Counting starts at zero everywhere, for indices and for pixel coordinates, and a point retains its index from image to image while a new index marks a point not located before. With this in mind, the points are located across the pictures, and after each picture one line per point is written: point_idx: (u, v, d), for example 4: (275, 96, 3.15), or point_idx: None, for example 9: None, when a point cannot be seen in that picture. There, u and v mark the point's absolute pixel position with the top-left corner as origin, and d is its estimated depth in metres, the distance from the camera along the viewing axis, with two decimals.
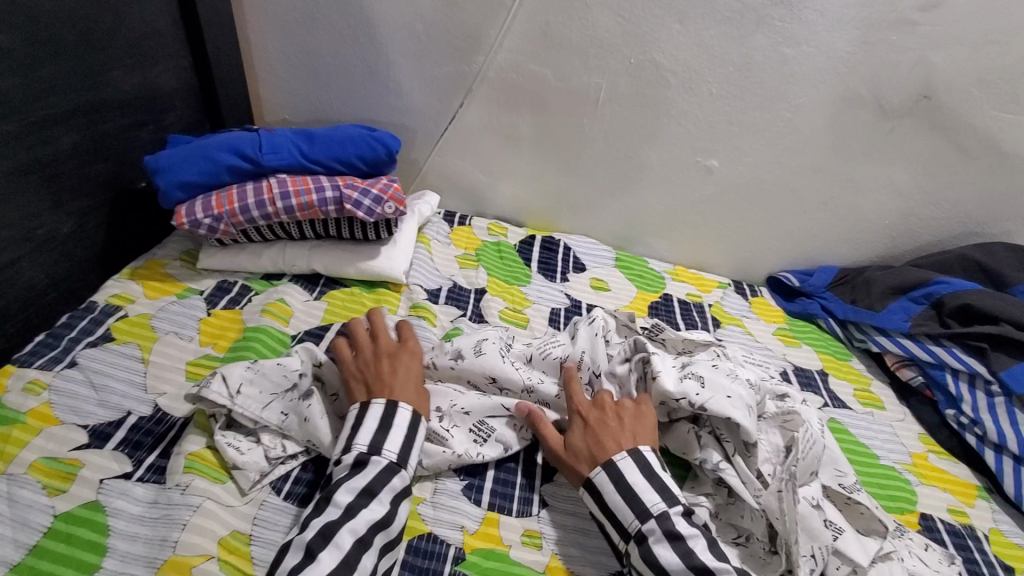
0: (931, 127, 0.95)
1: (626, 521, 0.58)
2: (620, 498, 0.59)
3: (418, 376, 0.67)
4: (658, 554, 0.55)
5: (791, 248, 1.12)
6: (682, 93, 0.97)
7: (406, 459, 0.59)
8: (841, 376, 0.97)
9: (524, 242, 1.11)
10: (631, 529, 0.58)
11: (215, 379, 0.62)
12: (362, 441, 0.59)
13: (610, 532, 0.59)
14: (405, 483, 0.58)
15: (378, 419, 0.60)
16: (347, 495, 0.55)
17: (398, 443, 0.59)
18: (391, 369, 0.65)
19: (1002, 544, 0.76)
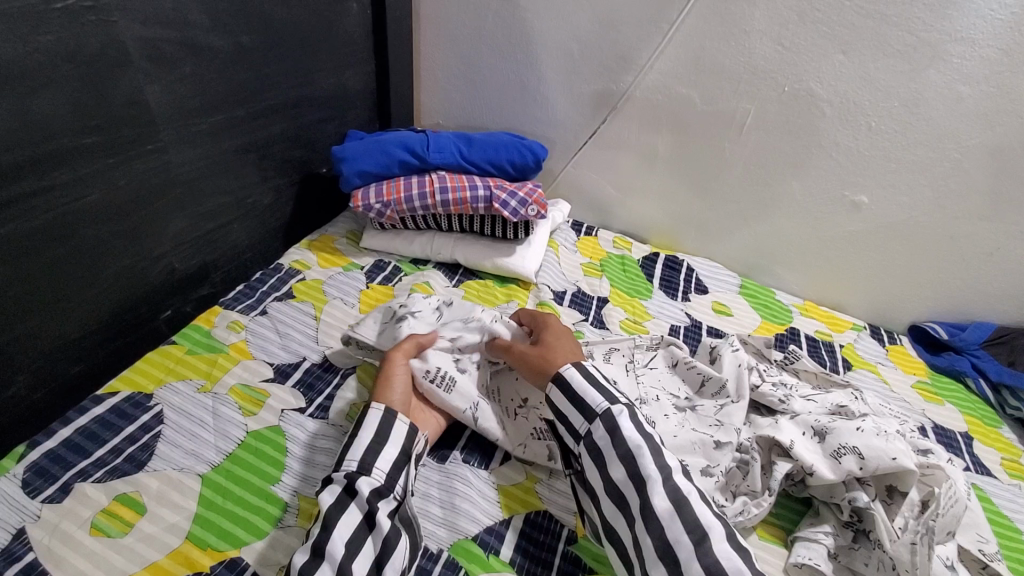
0: None
1: (594, 402, 0.61)
2: (587, 383, 0.63)
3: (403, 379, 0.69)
4: (624, 425, 0.59)
5: (941, 298, 1.04)
6: (838, 124, 0.94)
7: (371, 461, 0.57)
8: (988, 443, 0.87)
9: (647, 258, 1.14)
10: (597, 409, 0.60)
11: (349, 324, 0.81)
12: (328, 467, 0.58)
13: (573, 420, 0.62)
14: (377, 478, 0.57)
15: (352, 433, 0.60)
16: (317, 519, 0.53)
17: (360, 447, 0.58)
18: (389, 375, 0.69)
19: None
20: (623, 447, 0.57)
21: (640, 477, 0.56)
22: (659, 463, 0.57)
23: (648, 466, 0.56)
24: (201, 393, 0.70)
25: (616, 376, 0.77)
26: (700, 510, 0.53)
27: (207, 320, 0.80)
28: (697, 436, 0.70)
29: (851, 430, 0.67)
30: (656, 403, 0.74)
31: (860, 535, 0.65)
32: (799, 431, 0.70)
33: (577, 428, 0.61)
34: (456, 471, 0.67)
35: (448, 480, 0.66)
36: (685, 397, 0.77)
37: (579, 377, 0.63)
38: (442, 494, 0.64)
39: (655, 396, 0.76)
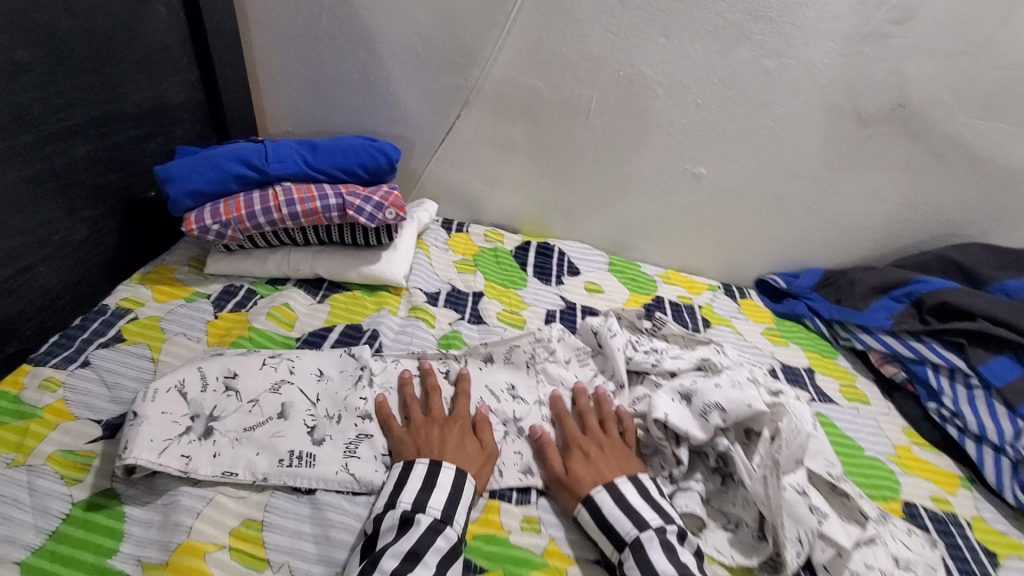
0: (909, 134, 0.97)
1: (625, 530, 0.60)
2: (642, 499, 0.63)
3: (470, 442, 0.68)
4: (655, 559, 0.57)
5: (778, 251, 1.15)
6: (669, 103, 1.01)
7: (452, 517, 0.59)
8: (828, 373, 0.98)
9: (520, 247, 1.15)
10: (651, 523, 0.60)
11: (149, 388, 0.65)
12: (406, 500, 0.60)
13: (621, 523, 0.60)
14: (451, 543, 0.57)
15: (422, 478, 0.61)
16: (392, 559, 0.54)
17: (443, 501, 0.60)
18: (450, 435, 0.67)
19: (983, 531, 0.75)
20: None
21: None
22: None
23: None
24: (10, 468, 0.59)
25: (515, 380, 0.80)
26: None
27: (14, 382, 0.68)
28: None
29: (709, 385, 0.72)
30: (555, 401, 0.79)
31: (727, 478, 0.70)
32: (668, 397, 0.73)
33: (624, 534, 0.60)
34: (329, 500, 0.62)
35: (321, 512, 0.61)
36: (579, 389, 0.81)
37: (612, 504, 0.62)
38: (315, 527, 0.60)
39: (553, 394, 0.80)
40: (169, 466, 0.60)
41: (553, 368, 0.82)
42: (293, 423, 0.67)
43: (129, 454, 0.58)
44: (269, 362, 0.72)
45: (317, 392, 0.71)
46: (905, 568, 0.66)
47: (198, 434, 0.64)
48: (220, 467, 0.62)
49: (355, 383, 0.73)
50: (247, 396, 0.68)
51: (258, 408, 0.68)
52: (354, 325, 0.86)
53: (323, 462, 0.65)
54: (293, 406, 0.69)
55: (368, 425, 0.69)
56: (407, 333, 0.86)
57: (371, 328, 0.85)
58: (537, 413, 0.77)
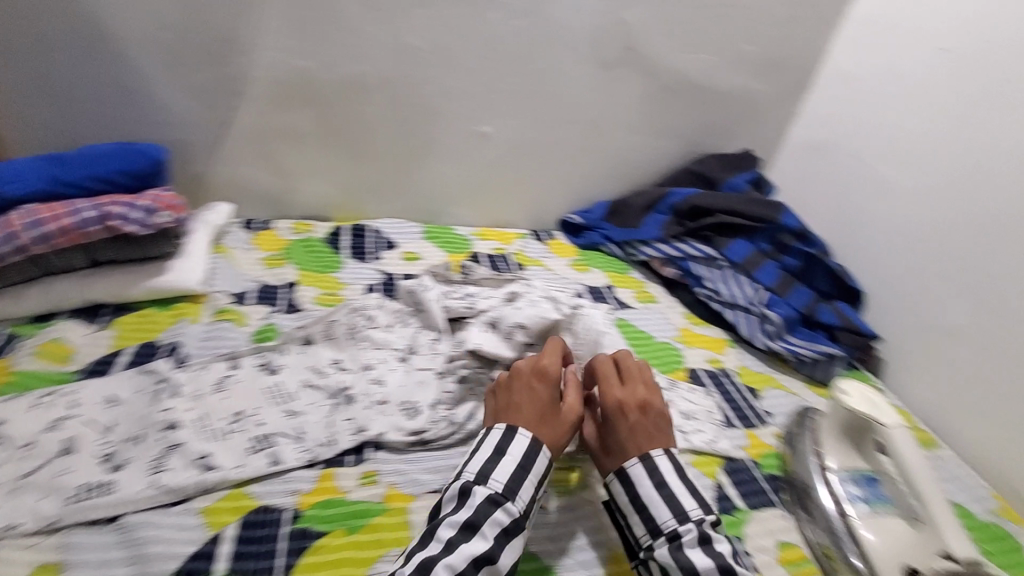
0: (645, 73, 1.14)
1: (663, 520, 0.58)
2: (682, 489, 0.60)
3: (534, 409, 0.65)
4: (694, 557, 0.55)
5: (571, 192, 1.28)
6: (442, 69, 1.07)
7: (514, 493, 0.58)
8: (623, 285, 1.13)
9: (332, 233, 1.14)
10: (690, 515, 0.58)
11: None
12: (472, 471, 0.59)
13: (659, 513, 0.58)
14: (511, 517, 0.57)
15: (492, 448, 0.61)
16: (448, 528, 0.55)
17: (507, 474, 0.59)
18: (527, 399, 0.65)
19: (748, 375, 0.95)
20: None
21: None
22: None
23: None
24: None
25: (338, 354, 0.81)
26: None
27: None
28: (419, 376, 0.78)
29: (511, 311, 0.81)
30: (381, 365, 0.80)
31: None
32: (480, 329, 0.80)
33: (661, 524, 0.58)
34: (141, 519, 0.58)
35: (131, 533, 0.57)
36: (405, 347, 0.83)
37: (665, 463, 0.61)
38: (128, 550, 0.56)
39: (379, 359, 0.81)
40: None
41: (376, 334, 0.84)
42: (84, 455, 0.61)
43: None
44: (41, 401, 0.65)
45: (111, 417, 0.65)
46: (691, 417, 0.82)
47: None
48: None
49: (154, 399, 0.68)
50: (19, 441, 0.61)
51: (35, 451, 0.60)
52: (148, 343, 0.78)
53: (123, 486, 0.59)
54: (81, 438, 0.62)
55: (176, 435, 0.65)
56: (215, 337, 0.81)
57: (170, 341, 0.79)
58: (364, 379, 0.78)
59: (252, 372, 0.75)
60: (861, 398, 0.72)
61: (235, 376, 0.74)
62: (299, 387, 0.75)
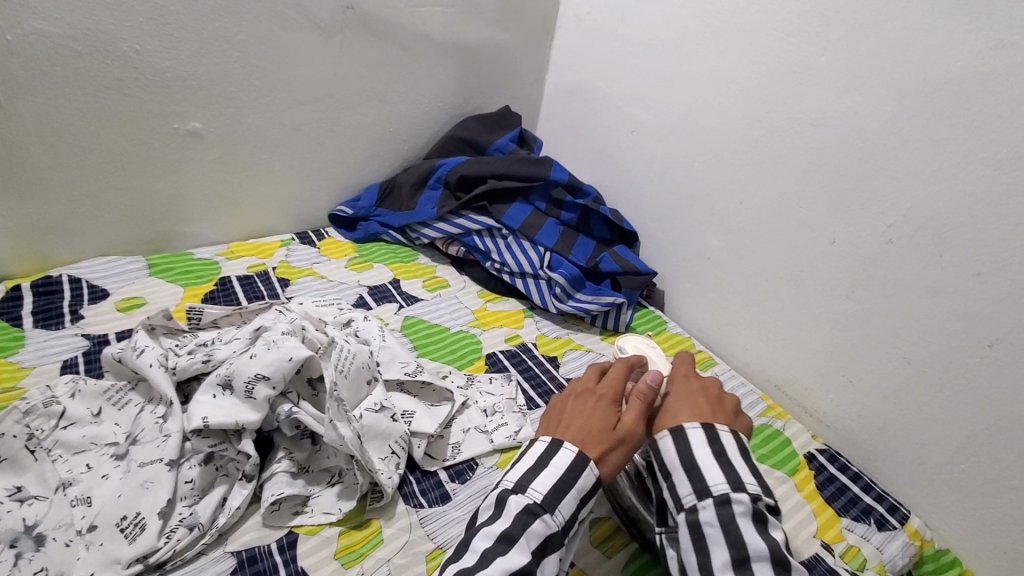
0: (376, 35, 1.00)
1: (713, 480, 0.51)
2: (734, 463, 0.53)
3: (596, 415, 0.59)
4: (751, 533, 0.48)
5: (333, 181, 1.12)
6: (100, 59, 0.81)
7: (553, 503, 0.53)
8: (411, 276, 1.03)
9: (5, 298, 0.83)
10: (713, 491, 0.50)
11: None
12: (512, 479, 0.55)
13: (711, 474, 0.51)
14: (551, 528, 0.52)
15: (535, 456, 0.56)
16: (484, 539, 0.51)
17: (548, 484, 0.54)
18: (566, 414, 0.60)
19: (546, 344, 0.93)
20: None
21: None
22: None
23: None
24: None
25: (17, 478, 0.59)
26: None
27: None
28: (147, 473, 0.60)
29: (242, 361, 0.63)
30: (91, 473, 0.61)
31: (315, 437, 0.65)
32: (208, 397, 0.62)
33: (711, 485, 0.51)
34: None
35: None
36: (127, 435, 0.64)
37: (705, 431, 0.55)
38: None
39: (87, 465, 0.62)
40: None
41: (71, 434, 0.63)
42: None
43: None
44: None
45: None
46: (492, 413, 0.77)
47: None
48: None
49: None
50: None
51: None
52: None
53: None
54: None
55: None
56: None
57: None
58: (65, 501, 0.58)
59: None
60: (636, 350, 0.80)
61: None
62: None
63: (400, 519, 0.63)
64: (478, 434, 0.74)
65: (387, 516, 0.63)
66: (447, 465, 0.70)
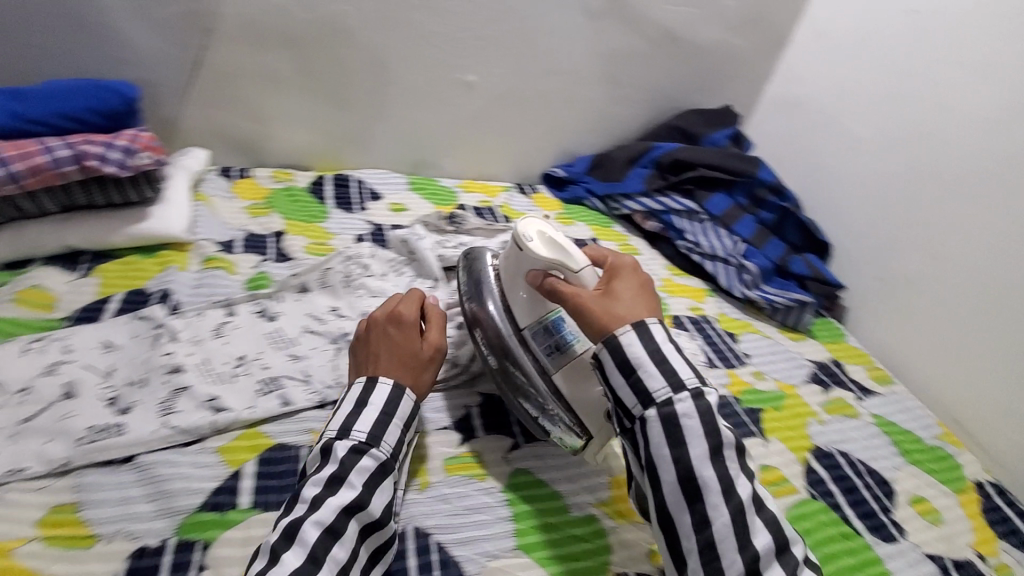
0: (631, 24, 1.14)
1: (655, 387, 0.55)
2: (684, 360, 0.57)
3: (390, 353, 0.62)
4: (721, 426, 0.55)
5: (555, 145, 1.28)
6: (426, 13, 1.03)
7: (382, 438, 0.57)
8: (607, 238, 1.16)
9: (314, 182, 1.10)
10: (688, 386, 0.55)
11: None
12: (333, 427, 0.57)
13: (654, 381, 0.55)
14: (380, 461, 0.56)
15: (355, 399, 0.58)
16: (313, 487, 0.53)
17: (369, 422, 0.57)
18: (376, 341, 0.64)
19: (727, 321, 1.01)
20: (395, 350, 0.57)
21: (728, 483, 0.53)
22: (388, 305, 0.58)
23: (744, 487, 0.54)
24: None
25: (335, 301, 0.80)
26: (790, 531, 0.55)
27: None
28: None
29: None
30: None
31: None
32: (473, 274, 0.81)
33: (654, 392, 0.55)
34: (155, 458, 0.57)
35: (149, 471, 0.56)
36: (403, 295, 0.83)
37: (637, 346, 0.56)
38: (146, 487, 0.55)
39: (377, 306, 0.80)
40: None
41: (373, 282, 0.83)
42: (86, 400, 0.59)
43: None
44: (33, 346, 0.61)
45: (110, 362, 0.64)
46: None
47: None
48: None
49: (154, 343, 0.67)
50: (15, 385, 0.58)
51: (33, 396, 0.58)
52: (137, 291, 0.75)
53: (135, 427, 0.58)
54: (81, 383, 0.60)
55: (182, 379, 0.64)
56: (206, 285, 0.79)
57: (161, 288, 0.76)
58: None
59: (250, 318, 0.74)
60: (544, 242, 0.68)
61: (233, 322, 0.73)
62: (301, 332, 0.74)
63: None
64: None
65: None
66: None
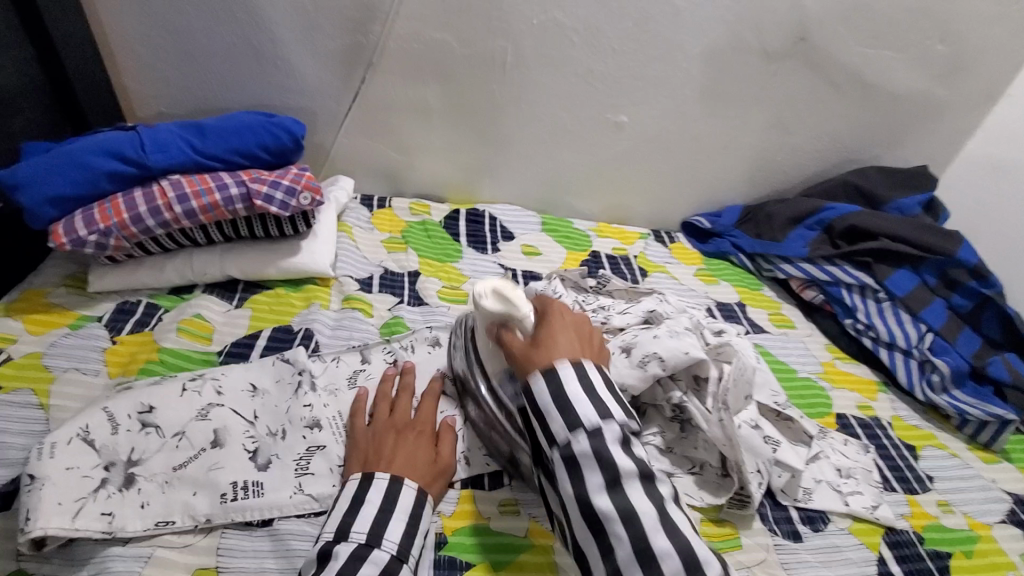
0: (812, 67, 1.01)
1: (557, 427, 0.50)
2: (583, 390, 0.51)
3: (421, 455, 0.59)
4: (613, 450, 0.48)
5: (703, 192, 1.17)
6: (587, 51, 0.96)
7: (381, 538, 0.50)
8: (757, 305, 1.03)
9: (449, 217, 1.08)
10: (585, 423, 0.49)
11: (44, 441, 0.54)
12: (330, 529, 0.51)
13: (558, 421, 0.50)
14: (381, 566, 0.48)
15: (350, 499, 0.53)
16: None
17: (367, 521, 0.51)
18: (392, 442, 0.59)
19: (903, 428, 0.85)
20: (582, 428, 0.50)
21: (627, 510, 0.46)
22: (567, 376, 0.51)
23: (639, 498, 0.46)
24: None
25: None
26: (701, 547, 0.45)
27: None
28: None
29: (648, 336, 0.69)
30: None
31: (685, 424, 0.69)
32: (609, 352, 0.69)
33: (557, 431, 0.50)
34: (290, 527, 0.56)
35: (284, 543, 0.54)
36: None
37: (574, 383, 0.51)
38: (280, 562, 0.53)
39: None
40: (88, 531, 0.50)
41: None
42: (231, 451, 0.58)
43: (35, 525, 0.48)
44: (190, 386, 0.61)
45: (254, 409, 0.62)
46: (847, 475, 0.74)
47: (118, 485, 0.54)
48: (152, 519, 0.52)
49: (296, 391, 0.64)
50: (170, 430, 0.58)
51: (186, 442, 0.58)
52: (283, 327, 0.76)
53: (274, 490, 0.57)
54: (227, 431, 0.59)
55: (319, 437, 0.61)
56: (345, 327, 0.78)
57: (303, 327, 0.76)
58: None
59: (383, 368, 0.71)
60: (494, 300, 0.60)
61: (367, 370, 0.70)
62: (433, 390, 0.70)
63: (757, 535, 0.67)
64: (831, 490, 0.72)
65: (744, 527, 0.68)
66: (797, 506, 0.70)
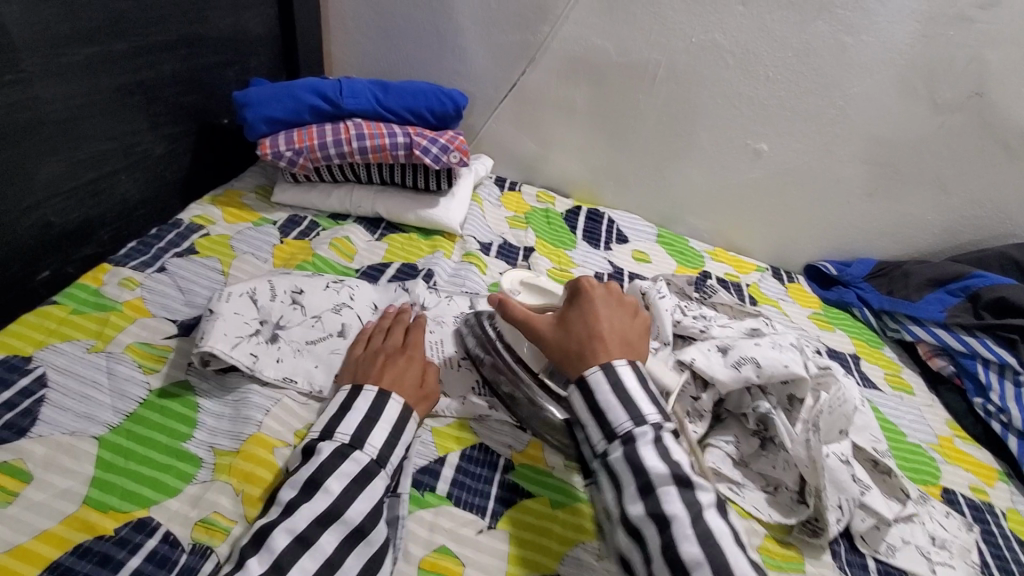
0: (984, 125, 0.95)
1: (617, 421, 0.53)
2: (614, 398, 0.53)
3: (408, 378, 0.61)
4: (644, 456, 0.51)
5: (834, 237, 1.12)
6: (738, 74, 0.99)
7: (363, 440, 0.54)
8: (873, 361, 0.98)
9: (570, 210, 1.14)
10: (618, 432, 0.52)
11: (223, 289, 0.66)
12: (317, 428, 0.55)
13: (614, 417, 0.53)
14: (361, 466, 0.52)
15: (340, 404, 0.57)
16: (289, 490, 0.50)
17: (354, 424, 0.55)
18: (375, 367, 0.61)
19: (1017, 522, 0.76)
20: (666, 480, 0.49)
21: (660, 515, 0.48)
22: (648, 435, 0.51)
23: (672, 502, 0.48)
24: (91, 353, 0.61)
25: None
26: (734, 556, 0.46)
27: (95, 278, 0.69)
28: None
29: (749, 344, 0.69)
30: None
31: (766, 441, 0.68)
32: (705, 347, 0.70)
33: (616, 427, 0.53)
34: None
35: None
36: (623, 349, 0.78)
37: (608, 391, 0.54)
38: None
39: None
40: (238, 363, 0.61)
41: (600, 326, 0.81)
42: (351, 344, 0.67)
43: (205, 342, 0.59)
44: (333, 285, 0.72)
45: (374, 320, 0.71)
46: (940, 546, 0.68)
47: (265, 338, 0.64)
48: (283, 373, 0.62)
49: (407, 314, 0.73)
50: (311, 312, 0.69)
51: (320, 325, 0.68)
52: (410, 264, 0.86)
53: None
54: (352, 328, 0.69)
55: None
56: (461, 276, 0.86)
57: (426, 267, 0.85)
58: None
59: None
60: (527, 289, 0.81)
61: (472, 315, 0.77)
62: None
63: (824, 567, 0.64)
64: (919, 554, 0.66)
65: (812, 556, 0.65)
66: (876, 557, 0.66)
